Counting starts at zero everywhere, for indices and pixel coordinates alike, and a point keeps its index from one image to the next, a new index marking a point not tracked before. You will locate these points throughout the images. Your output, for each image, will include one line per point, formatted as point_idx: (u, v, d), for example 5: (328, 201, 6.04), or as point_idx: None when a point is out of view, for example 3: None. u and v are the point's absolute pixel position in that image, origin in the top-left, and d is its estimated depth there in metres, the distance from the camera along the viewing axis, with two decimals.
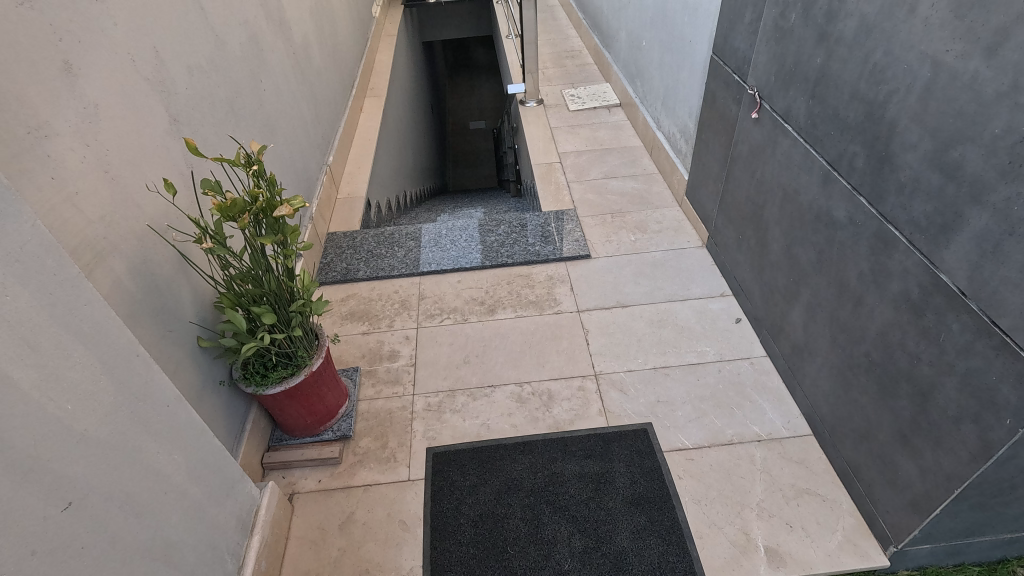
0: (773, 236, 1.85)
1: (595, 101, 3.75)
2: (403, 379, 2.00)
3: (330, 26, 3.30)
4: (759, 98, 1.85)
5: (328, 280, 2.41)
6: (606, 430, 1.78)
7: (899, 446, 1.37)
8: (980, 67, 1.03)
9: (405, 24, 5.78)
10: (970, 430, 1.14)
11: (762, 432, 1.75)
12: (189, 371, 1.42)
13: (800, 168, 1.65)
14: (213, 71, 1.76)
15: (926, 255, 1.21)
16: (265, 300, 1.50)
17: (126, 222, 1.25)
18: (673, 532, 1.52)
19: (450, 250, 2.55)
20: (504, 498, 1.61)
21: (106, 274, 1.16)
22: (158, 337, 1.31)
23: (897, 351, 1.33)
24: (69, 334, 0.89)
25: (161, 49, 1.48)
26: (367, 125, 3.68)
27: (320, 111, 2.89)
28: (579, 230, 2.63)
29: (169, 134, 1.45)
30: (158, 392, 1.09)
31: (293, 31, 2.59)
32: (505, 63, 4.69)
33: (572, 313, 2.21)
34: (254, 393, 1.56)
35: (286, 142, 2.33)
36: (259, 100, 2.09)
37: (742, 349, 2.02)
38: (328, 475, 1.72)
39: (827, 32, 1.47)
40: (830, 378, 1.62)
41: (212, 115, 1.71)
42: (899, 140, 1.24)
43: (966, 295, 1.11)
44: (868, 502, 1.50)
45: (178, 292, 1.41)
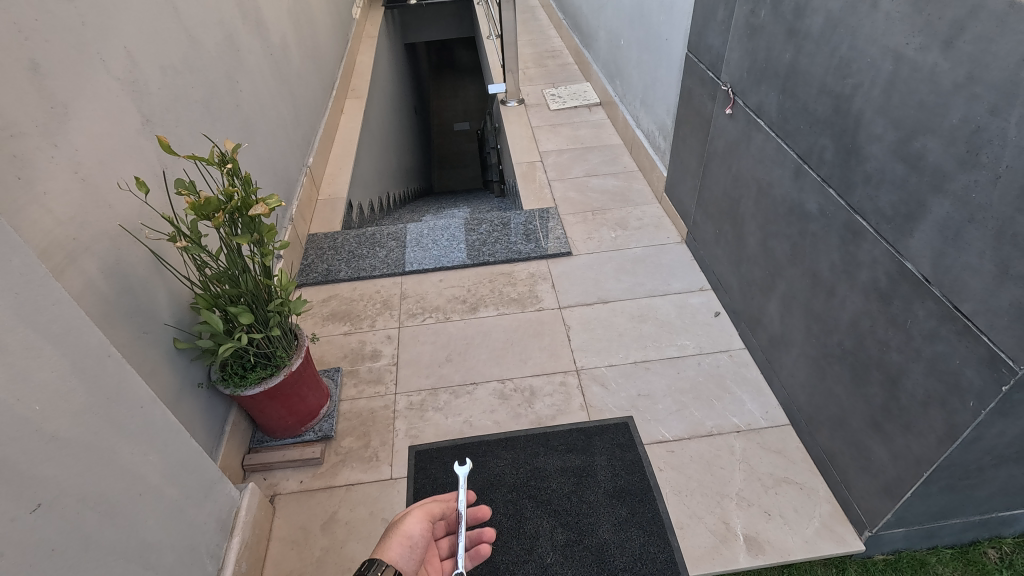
0: (749, 229, 1.88)
1: (577, 100, 3.77)
2: (385, 378, 1.99)
3: (309, 26, 3.28)
4: (733, 94, 1.87)
5: (309, 281, 2.40)
6: (587, 424, 1.79)
7: (871, 432, 1.39)
8: (938, 59, 1.06)
9: (387, 26, 5.77)
10: (937, 413, 1.17)
11: (741, 423, 1.77)
12: (165, 373, 1.41)
13: (773, 162, 1.68)
14: (187, 71, 1.75)
15: (892, 244, 1.24)
16: (243, 300, 1.49)
17: (97, 222, 1.23)
18: (654, 523, 1.53)
19: (432, 249, 2.55)
20: (487, 494, 1.62)
21: (76, 275, 1.15)
22: (132, 338, 1.30)
23: (868, 339, 1.36)
24: (36, 334, 0.88)
25: (133, 49, 1.46)
26: (348, 126, 3.67)
27: (299, 112, 2.88)
28: (560, 227, 2.65)
29: (141, 133, 1.44)
30: (131, 393, 1.08)
31: (270, 31, 2.58)
32: (486, 64, 4.70)
33: (554, 310, 2.22)
34: (233, 394, 1.55)
35: (264, 142, 2.32)
36: (235, 100, 2.08)
37: (721, 342, 2.04)
38: (310, 476, 1.71)
39: (795, 28, 1.50)
40: (805, 368, 1.65)
41: (186, 116, 1.70)
42: (865, 132, 1.27)
43: (930, 282, 1.14)
44: (844, 489, 1.53)
45: (152, 293, 1.40)
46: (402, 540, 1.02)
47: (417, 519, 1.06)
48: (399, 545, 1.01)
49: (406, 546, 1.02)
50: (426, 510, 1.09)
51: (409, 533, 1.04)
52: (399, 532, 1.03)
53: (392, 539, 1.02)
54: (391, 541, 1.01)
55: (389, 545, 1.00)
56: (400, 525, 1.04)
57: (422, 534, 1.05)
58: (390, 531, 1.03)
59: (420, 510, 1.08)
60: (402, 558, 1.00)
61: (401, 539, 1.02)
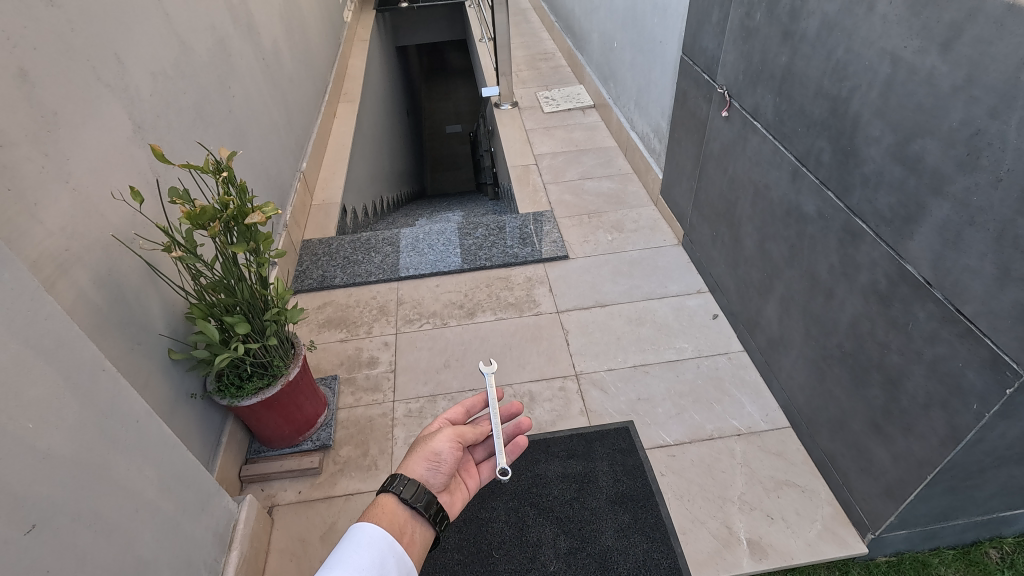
0: (746, 232, 1.88)
1: (570, 103, 3.77)
2: (382, 386, 1.98)
3: (300, 31, 3.26)
4: (728, 96, 1.87)
5: (305, 288, 2.38)
6: (587, 430, 1.79)
7: (871, 434, 1.39)
8: (936, 62, 1.06)
9: (378, 29, 5.75)
10: (938, 415, 1.17)
11: (741, 426, 1.77)
12: (160, 385, 1.39)
13: (769, 165, 1.68)
14: (179, 78, 1.73)
15: (891, 246, 1.24)
16: (238, 309, 1.47)
17: (90, 233, 1.21)
18: (657, 529, 1.53)
19: (428, 254, 2.54)
20: (488, 502, 1.61)
21: (68, 287, 1.13)
22: (126, 350, 1.28)
23: (867, 341, 1.36)
24: (30, 349, 0.86)
25: (124, 56, 1.44)
26: (341, 131, 3.65)
27: (292, 117, 2.86)
28: (557, 230, 2.64)
29: (133, 141, 1.42)
30: (125, 407, 1.05)
31: (262, 36, 2.56)
32: (479, 67, 4.69)
33: (552, 314, 2.21)
34: (229, 405, 1.53)
35: (257, 148, 2.30)
36: (228, 106, 2.06)
37: (719, 344, 2.04)
38: (309, 486, 1.69)
39: (791, 30, 1.50)
40: (804, 371, 1.65)
41: (179, 123, 1.68)
42: (863, 134, 1.27)
43: (931, 284, 1.14)
44: (846, 491, 1.53)
45: (146, 304, 1.38)
46: (429, 458, 1.10)
47: (446, 439, 1.13)
48: (426, 462, 1.10)
49: (433, 464, 1.10)
50: (456, 432, 1.15)
51: (437, 450, 1.11)
52: (427, 450, 1.11)
53: (419, 456, 1.10)
54: (418, 457, 1.10)
55: (416, 461, 1.09)
56: (429, 443, 1.12)
57: (450, 453, 1.12)
58: (419, 447, 1.12)
59: (450, 431, 1.15)
60: (427, 474, 1.09)
61: (428, 455, 1.11)
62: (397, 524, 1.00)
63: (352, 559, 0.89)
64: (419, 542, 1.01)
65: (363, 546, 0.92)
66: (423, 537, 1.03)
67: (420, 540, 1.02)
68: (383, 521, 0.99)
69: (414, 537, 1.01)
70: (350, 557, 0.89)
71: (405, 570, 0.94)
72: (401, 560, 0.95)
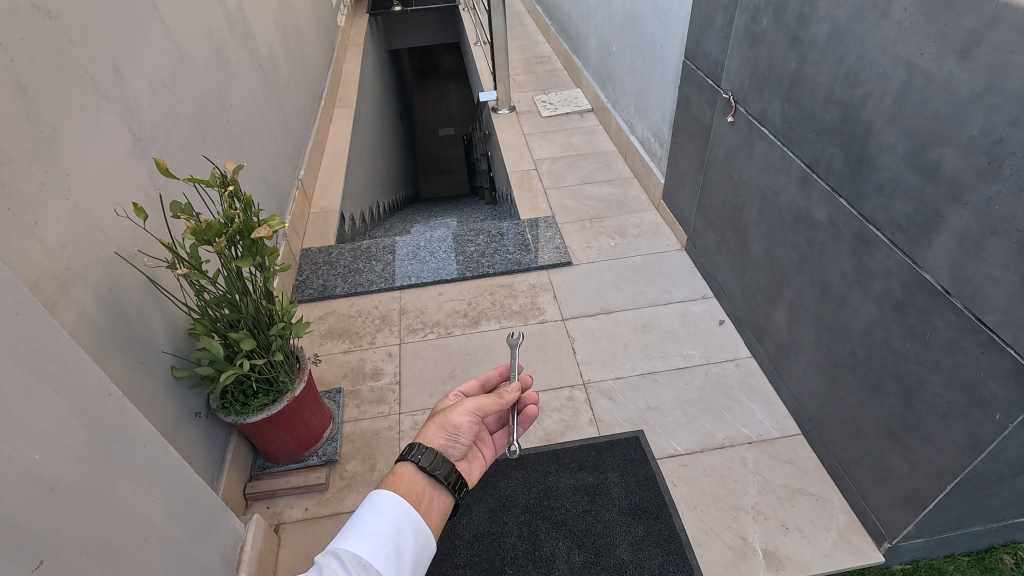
0: (753, 238, 1.87)
1: (568, 107, 3.76)
2: (388, 398, 1.95)
3: (295, 36, 3.22)
4: (734, 101, 1.86)
5: (306, 297, 2.35)
6: (597, 440, 1.77)
7: (887, 443, 1.38)
8: (954, 70, 1.05)
9: (372, 33, 5.71)
10: (959, 425, 1.15)
11: (752, 434, 1.76)
12: (164, 404, 1.35)
13: (777, 171, 1.67)
14: (177, 87, 1.69)
15: (907, 255, 1.23)
16: (243, 324, 1.44)
17: (91, 250, 1.18)
18: (672, 540, 1.51)
19: (429, 262, 2.51)
20: (499, 516, 1.59)
21: (70, 306, 1.09)
22: (129, 369, 1.24)
23: (882, 350, 1.35)
24: (36, 377, 0.83)
25: (122, 66, 1.41)
26: (337, 137, 3.61)
27: (289, 124, 2.82)
28: (559, 236, 2.62)
29: (132, 154, 1.38)
30: (132, 431, 1.02)
31: (258, 43, 2.52)
32: (474, 70, 4.67)
33: (557, 321, 2.19)
34: (234, 422, 1.50)
35: (255, 157, 2.26)
36: (226, 115, 2.02)
37: (726, 350, 2.03)
38: (315, 502, 1.66)
39: (799, 36, 1.49)
40: (815, 378, 1.64)
41: (178, 133, 1.65)
42: (877, 142, 1.26)
43: (950, 293, 1.13)
44: (860, 499, 1.52)
45: (148, 321, 1.34)
46: (446, 429, 1.07)
47: (465, 413, 1.09)
48: (443, 432, 1.07)
49: (451, 436, 1.08)
50: (478, 404, 1.11)
51: (455, 423, 1.08)
52: (444, 421, 1.08)
53: (437, 426, 1.07)
54: (435, 428, 1.07)
55: (433, 431, 1.07)
56: (447, 415, 1.08)
57: (468, 426, 1.09)
58: (436, 418, 1.09)
59: (471, 403, 1.10)
60: (444, 445, 1.07)
61: (446, 427, 1.08)
62: (415, 492, 0.96)
63: (370, 525, 0.88)
64: (438, 509, 0.98)
65: (381, 513, 0.90)
66: (442, 504, 0.99)
67: (438, 508, 0.98)
68: (401, 489, 0.95)
69: (432, 504, 0.98)
70: (367, 523, 0.88)
71: (423, 538, 0.92)
72: (419, 528, 0.92)
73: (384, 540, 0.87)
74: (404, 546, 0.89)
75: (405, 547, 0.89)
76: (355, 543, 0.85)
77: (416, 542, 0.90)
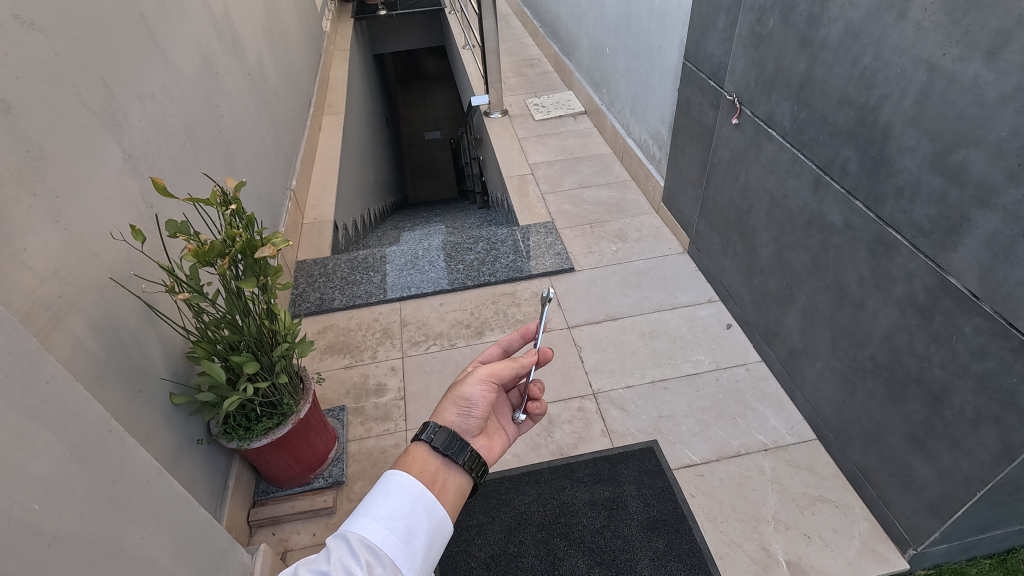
0: (761, 241, 1.85)
1: (561, 110, 3.73)
2: (393, 414, 1.89)
3: (283, 43, 3.16)
4: (739, 103, 1.84)
5: (303, 311, 2.28)
6: (611, 452, 1.73)
7: (911, 449, 1.36)
8: (979, 71, 1.03)
9: (357, 37, 5.64)
10: (989, 431, 1.13)
11: (768, 441, 1.73)
12: (164, 433, 1.29)
13: (787, 173, 1.64)
14: (167, 99, 1.62)
15: (931, 258, 1.20)
16: (245, 346, 1.38)
17: (83, 275, 1.11)
18: (693, 554, 1.47)
19: (429, 272, 2.46)
20: (515, 535, 1.54)
21: (64, 337, 1.03)
22: (126, 400, 1.18)
23: (905, 355, 1.32)
24: (32, 419, 0.77)
25: (111, 79, 1.34)
26: (328, 145, 3.54)
27: (279, 133, 2.75)
28: (560, 242, 2.58)
29: (124, 172, 1.32)
30: (135, 468, 0.96)
31: (247, 50, 2.46)
32: (464, 74, 4.63)
33: (563, 330, 2.15)
34: (238, 448, 1.44)
35: (247, 169, 2.20)
36: (217, 125, 1.95)
37: (736, 355, 2.00)
38: (323, 527, 1.59)
39: (809, 37, 1.46)
40: (832, 382, 1.61)
41: (169, 147, 1.58)
42: (896, 144, 1.24)
43: (979, 297, 1.11)
44: (882, 505, 1.50)
45: (145, 346, 1.28)
46: (459, 404, 1.05)
47: (477, 383, 1.06)
48: (456, 408, 1.05)
49: (463, 411, 1.05)
50: (490, 370, 1.07)
51: (468, 396, 1.05)
52: (457, 395, 1.06)
53: (450, 403, 1.05)
54: (449, 404, 1.05)
55: (446, 408, 1.05)
56: (459, 389, 1.06)
57: (482, 397, 1.06)
58: (450, 393, 1.07)
59: (482, 371, 1.07)
60: (458, 421, 1.05)
61: (460, 402, 1.05)
62: (428, 474, 0.94)
63: (381, 508, 0.87)
64: (453, 489, 0.96)
65: (393, 495, 0.89)
66: (458, 485, 0.97)
67: (454, 488, 0.96)
68: (413, 470, 0.94)
69: (447, 485, 0.96)
70: (377, 506, 0.87)
71: (437, 520, 0.90)
72: (432, 510, 0.90)
73: (396, 523, 0.86)
74: (416, 529, 0.87)
75: (417, 529, 0.87)
76: (365, 526, 0.84)
77: (429, 524, 0.89)
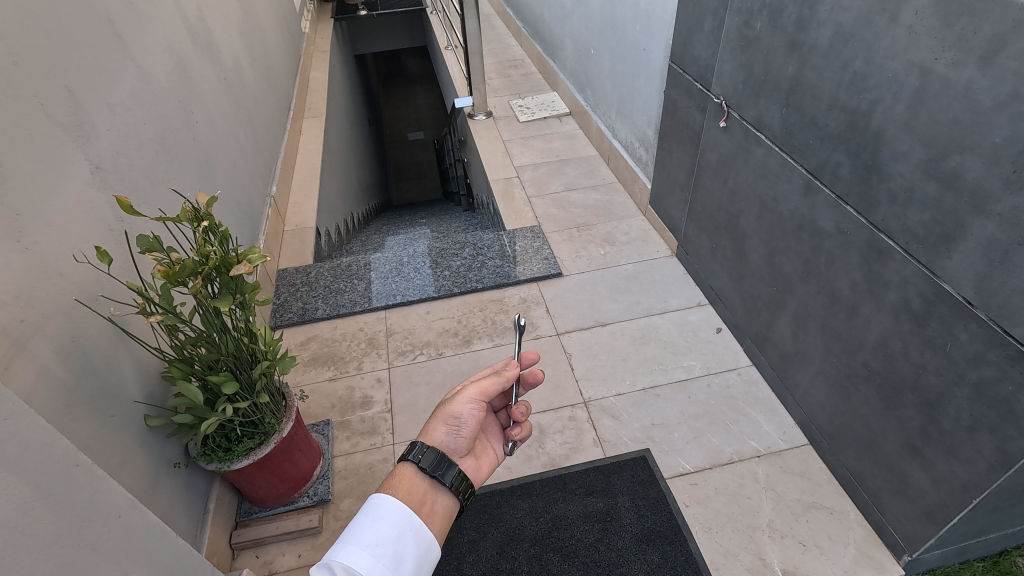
0: (751, 245, 1.83)
1: (546, 111, 3.70)
2: (380, 428, 1.84)
3: (261, 45, 3.08)
4: (726, 107, 1.82)
5: (286, 322, 2.22)
6: (604, 462, 1.70)
7: (907, 455, 1.34)
8: (974, 76, 1.01)
9: (337, 38, 5.55)
10: (986, 439, 1.12)
11: (761, 447, 1.71)
12: (139, 459, 1.23)
13: (777, 177, 1.62)
14: (138, 106, 1.56)
15: (925, 264, 1.19)
16: (224, 365, 1.33)
17: (48, 297, 1.05)
18: (688, 566, 1.45)
19: (415, 279, 2.40)
20: (507, 551, 1.50)
21: (27, 364, 0.96)
22: (97, 426, 1.11)
23: (899, 361, 1.31)
24: None
25: (76, 88, 1.27)
26: (309, 149, 3.47)
27: (258, 139, 2.68)
28: (547, 246, 2.55)
29: (91, 185, 1.25)
30: (107, 502, 0.90)
31: (223, 54, 2.38)
32: (446, 75, 4.58)
33: (553, 337, 2.12)
34: (218, 470, 1.38)
35: (225, 177, 2.13)
36: (191, 132, 1.89)
37: (727, 360, 1.99)
38: (309, 548, 1.54)
39: (798, 40, 1.45)
40: (825, 388, 1.60)
41: (141, 157, 1.51)
42: (888, 149, 1.22)
43: (973, 304, 1.09)
44: (876, 512, 1.49)
45: (117, 369, 1.22)
46: (448, 422, 1.01)
47: (466, 401, 1.01)
48: (444, 427, 1.01)
49: (453, 429, 1.01)
50: (479, 389, 1.02)
51: (457, 414, 1.01)
52: (446, 413, 1.01)
53: (438, 420, 1.01)
54: (437, 422, 1.01)
55: (435, 426, 1.01)
56: (448, 406, 1.01)
57: (472, 415, 1.02)
58: (438, 411, 1.03)
59: (471, 389, 1.02)
60: (446, 440, 1.01)
61: (448, 420, 1.01)
62: (416, 496, 0.91)
63: (367, 534, 0.84)
64: (442, 512, 0.93)
65: (380, 520, 0.86)
66: (446, 507, 0.94)
67: (442, 511, 0.94)
68: (400, 493, 0.91)
69: (435, 507, 0.93)
70: (364, 532, 0.84)
71: (426, 544, 0.87)
72: (421, 534, 0.87)
73: (382, 550, 0.83)
74: (404, 555, 0.85)
75: (404, 555, 0.85)
76: (350, 554, 0.81)
77: (418, 549, 0.86)
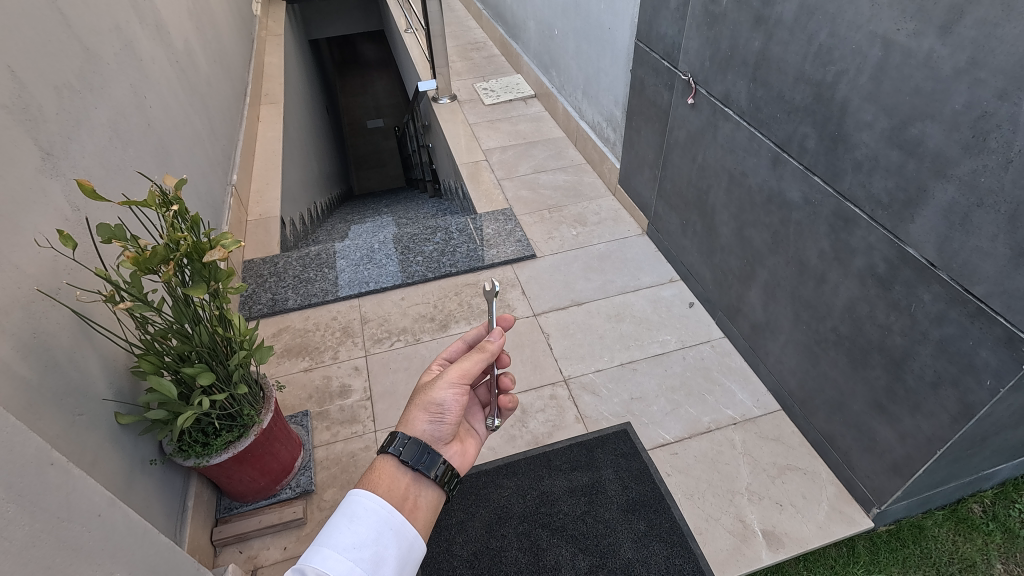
0: (721, 220, 1.87)
1: (510, 93, 3.67)
2: (360, 416, 1.81)
3: (212, 27, 2.94)
4: (694, 83, 1.85)
5: (255, 314, 2.15)
6: (586, 438, 1.72)
7: (875, 414, 1.41)
8: (934, 45, 1.05)
9: (290, 20, 5.34)
10: (949, 393, 1.18)
11: (737, 415, 1.77)
12: (112, 457, 1.18)
13: (745, 152, 1.66)
14: (87, 90, 1.46)
15: (890, 230, 1.24)
16: (197, 357, 1.28)
17: (5, 290, 0.99)
18: (673, 533, 1.49)
19: (387, 266, 2.36)
20: (496, 530, 1.51)
21: None
22: (66, 426, 1.06)
23: (866, 324, 1.37)
24: None
25: (18, 68, 1.19)
26: (267, 137, 3.35)
27: (213, 124, 2.57)
28: (519, 229, 2.54)
29: (42, 173, 1.18)
30: (83, 503, 0.85)
31: (173, 36, 2.27)
32: (408, 59, 4.48)
33: (529, 318, 2.13)
34: (196, 465, 1.34)
35: (183, 164, 2.04)
36: (144, 117, 1.79)
37: (701, 332, 2.04)
38: (294, 539, 1.51)
39: (764, 15, 1.47)
40: (794, 355, 1.67)
41: (93, 143, 1.43)
42: (853, 120, 1.26)
43: (936, 266, 1.15)
44: (847, 469, 1.56)
45: (82, 364, 1.16)
46: (430, 411, 0.99)
47: (449, 387, 0.99)
48: (427, 415, 0.99)
49: (435, 417, 1.00)
50: (461, 372, 1.00)
51: (440, 403, 0.99)
52: (427, 401, 0.99)
53: (420, 409, 0.99)
54: (419, 410, 0.99)
55: (416, 414, 0.99)
56: (429, 394, 0.99)
57: (455, 401, 1.00)
58: (419, 397, 1.00)
59: (453, 373, 1.00)
60: (428, 429, 0.99)
61: (430, 407, 0.99)
62: (398, 493, 0.91)
63: (344, 538, 0.81)
64: (426, 506, 0.92)
65: (357, 521, 0.84)
66: (430, 500, 0.94)
67: (426, 504, 0.93)
68: (381, 489, 0.90)
69: (419, 502, 0.92)
70: (341, 535, 0.82)
71: (407, 543, 0.86)
72: (402, 533, 0.86)
73: (361, 553, 0.81)
74: (385, 556, 0.83)
75: (385, 557, 0.83)
76: (326, 559, 0.78)
77: (399, 550, 0.85)
